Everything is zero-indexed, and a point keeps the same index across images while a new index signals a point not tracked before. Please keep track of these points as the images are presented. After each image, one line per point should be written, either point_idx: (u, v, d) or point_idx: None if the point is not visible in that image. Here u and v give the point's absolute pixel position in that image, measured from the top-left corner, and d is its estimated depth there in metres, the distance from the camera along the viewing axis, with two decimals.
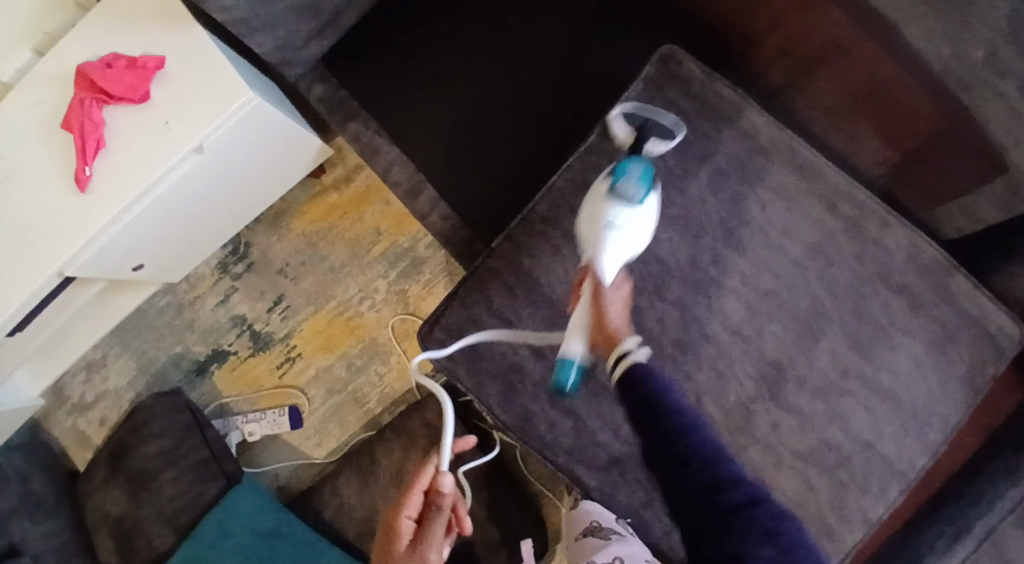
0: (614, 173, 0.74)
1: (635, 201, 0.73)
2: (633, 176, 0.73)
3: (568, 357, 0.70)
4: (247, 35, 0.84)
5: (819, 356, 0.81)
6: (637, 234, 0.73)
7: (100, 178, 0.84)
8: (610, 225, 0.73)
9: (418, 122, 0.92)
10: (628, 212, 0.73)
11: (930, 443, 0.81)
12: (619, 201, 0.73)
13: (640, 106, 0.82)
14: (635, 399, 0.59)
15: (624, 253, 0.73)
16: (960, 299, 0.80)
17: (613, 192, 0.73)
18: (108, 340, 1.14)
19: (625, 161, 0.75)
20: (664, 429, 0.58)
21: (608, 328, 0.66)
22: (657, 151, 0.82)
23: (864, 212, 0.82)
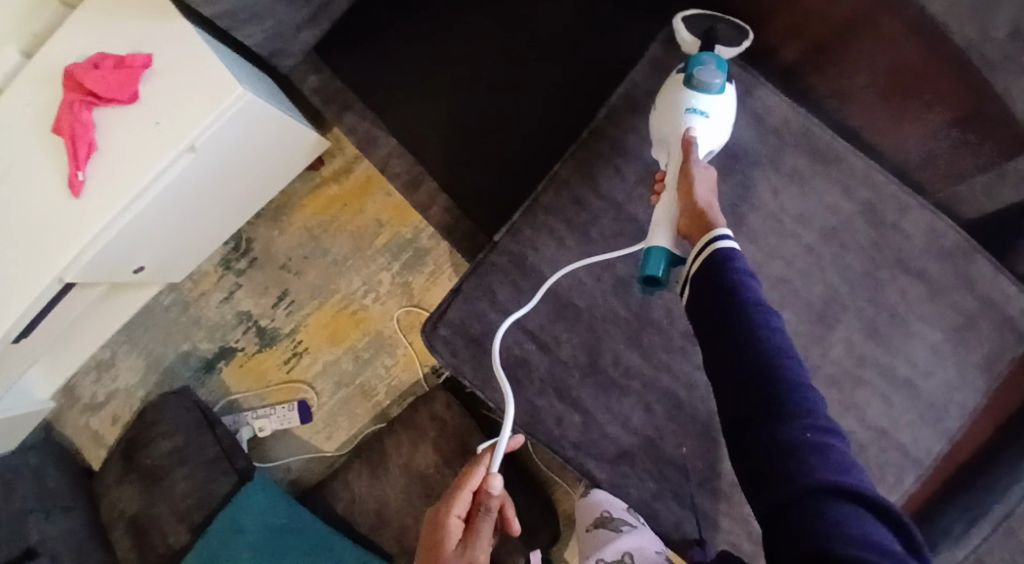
0: (690, 64, 0.74)
1: (715, 88, 0.73)
2: (712, 65, 0.73)
3: (656, 247, 0.68)
4: (235, 27, 0.82)
5: (833, 346, 0.78)
6: (717, 121, 0.73)
7: (93, 182, 0.83)
8: (692, 113, 0.73)
9: (416, 112, 0.89)
10: (708, 98, 0.73)
11: (947, 430, 0.78)
12: (698, 89, 0.73)
13: (707, 12, 0.80)
14: (721, 274, 0.59)
15: (703, 142, 0.73)
16: (978, 282, 0.77)
17: (691, 81, 0.73)
18: (117, 338, 1.13)
19: (700, 53, 0.75)
20: (743, 316, 0.56)
21: (695, 205, 0.66)
22: (728, 54, 0.78)
23: (878, 194, 0.78)
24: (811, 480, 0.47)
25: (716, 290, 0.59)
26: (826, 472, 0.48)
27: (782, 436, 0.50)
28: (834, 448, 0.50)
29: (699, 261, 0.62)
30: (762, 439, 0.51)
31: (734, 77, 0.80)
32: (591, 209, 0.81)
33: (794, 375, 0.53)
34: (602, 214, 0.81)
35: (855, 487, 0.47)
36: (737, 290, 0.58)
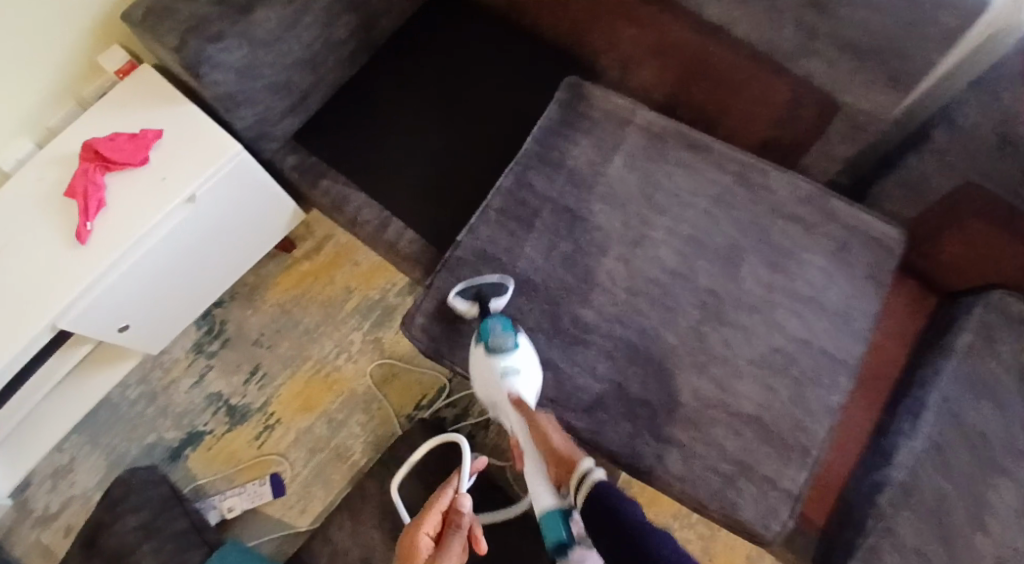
0: (482, 335, 0.86)
1: (511, 347, 0.86)
2: (498, 329, 0.86)
3: (547, 511, 0.78)
4: (232, 109, 1.01)
5: (745, 279, 0.94)
6: (528, 371, 0.86)
7: (99, 232, 0.94)
8: (507, 374, 0.85)
9: (380, 169, 1.09)
10: (513, 357, 0.85)
11: (859, 333, 0.92)
12: (500, 353, 0.85)
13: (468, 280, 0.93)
14: (608, 511, 0.71)
15: (527, 394, 0.85)
16: (842, 216, 0.96)
17: (490, 348, 0.86)
18: (77, 442, 1.11)
19: (486, 321, 0.88)
20: (642, 550, 0.67)
21: (559, 453, 0.79)
22: (498, 307, 0.92)
23: (747, 167, 0.99)
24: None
25: (613, 528, 0.70)
26: None
27: None
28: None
29: (582, 497, 0.74)
30: None
31: (623, 101, 1.04)
32: (531, 206, 0.99)
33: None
34: (542, 208, 0.99)
35: None
36: (626, 522, 0.70)
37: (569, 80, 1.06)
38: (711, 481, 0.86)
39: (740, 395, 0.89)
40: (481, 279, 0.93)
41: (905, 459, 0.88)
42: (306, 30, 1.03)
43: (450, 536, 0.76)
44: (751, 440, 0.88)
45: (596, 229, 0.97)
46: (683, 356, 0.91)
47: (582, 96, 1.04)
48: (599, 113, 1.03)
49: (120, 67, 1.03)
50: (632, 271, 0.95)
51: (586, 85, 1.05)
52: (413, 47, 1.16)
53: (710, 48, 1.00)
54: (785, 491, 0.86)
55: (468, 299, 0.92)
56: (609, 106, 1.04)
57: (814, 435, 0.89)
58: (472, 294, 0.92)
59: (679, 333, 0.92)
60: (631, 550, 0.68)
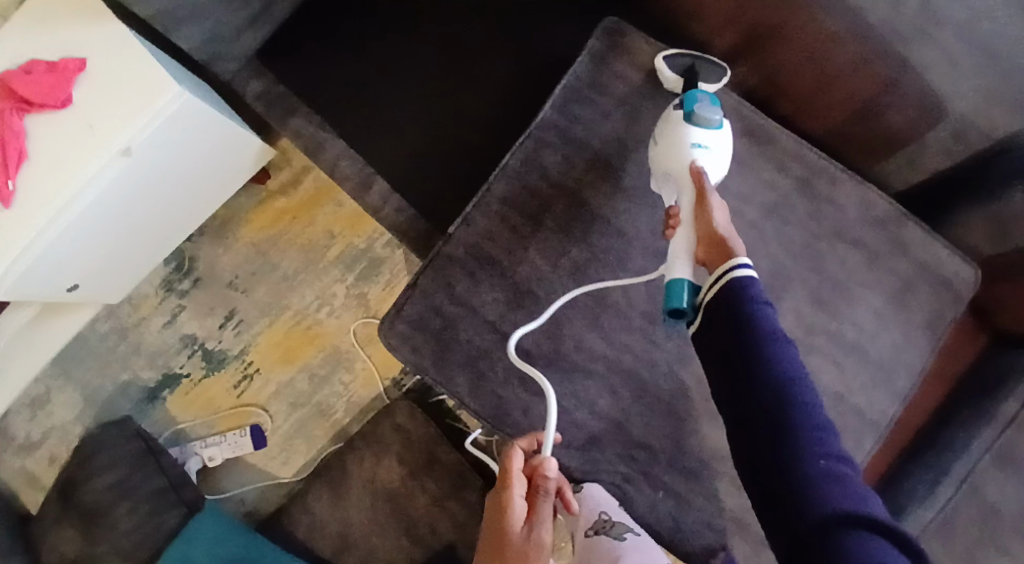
0: (687, 102, 0.75)
1: (714, 125, 0.74)
2: (708, 103, 0.74)
3: (676, 279, 0.67)
4: (174, 28, 0.80)
5: (784, 315, 0.80)
6: (720, 155, 0.74)
7: (24, 192, 0.78)
8: (694, 145, 0.73)
9: (370, 112, 0.90)
10: (708, 134, 0.74)
11: (900, 391, 0.81)
12: (698, 125, 0.74)
13: (684, 51, 0.83)
14: (735, 310, 0.62)
15: (708, 174, 0.73)
16: (912, 248, 0.81)
17: (692, 117, 0.74)
18: (51, 373, 1.07)
19: (693, 91, 0.76)
20: (754, 346, 0.60)
21: (716, 234, 0.67)
22: (710, 87, 0.80)
23: (813, 170, 0.82)
24: (837, 509, 0.51)
25: (732, 320, 0.62)
26: (843, 494, 0.52)
27: (805, 468, 0.54)
28: (830, 436, 0.57)
29: (723, 286, 0.64)
30: (780, 475, 0.55)
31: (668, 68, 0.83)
32: (542, 197, 0.83)
33: (791, 405, 0.57)
34: (554, 200, 0.83)
35: (864, 506, 0.52)
36: (754, 323, 0.61)
37: (608, 22, 0.85)
38: (703, 533, 0.80)
39: None
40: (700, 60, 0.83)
41: (912, 528, 0.81)
42: None
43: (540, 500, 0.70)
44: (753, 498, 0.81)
45: (618, 235, 0.82)
46: (695, 400, 0.82)
47: (622, 49, 0.84)
48: (643, 76, 0.84)
49: None
50: (653, 292, 0.82)
51: (629, 35, 0.85)
52: None
53: (780, 8, 0.77)
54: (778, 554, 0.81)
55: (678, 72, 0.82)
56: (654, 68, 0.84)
57: None
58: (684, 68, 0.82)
59: (696, 374, 0.82)
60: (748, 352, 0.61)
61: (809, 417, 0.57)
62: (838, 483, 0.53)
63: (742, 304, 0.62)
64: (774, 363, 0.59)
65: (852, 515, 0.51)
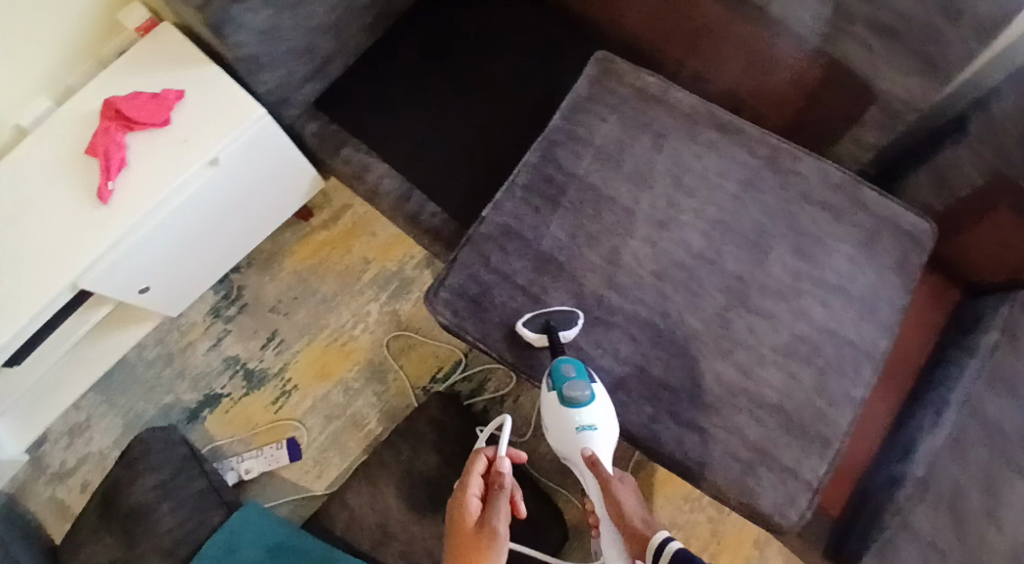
0: (557, 383, 0.85)
1: (587, 398, 0.84)
2: (575, 378, 0.84)
3: None
4: (255, 71, 1.00)
5: (774, 266, 0.93)
6: (606, 427, 0.84)
7: (121, 192, 0.94)
8: (584, 429, 0.84)
9: (406, 138, 1.08)
10: (588, 411, 0.84)
11: (886, 325, 0.92)
12: (577, 404, 0.84)
13: (536, 312, 0.91)
14: None
15: (602, 451, 0.85)
16: (873, 205, 0.96)
17: (568, 401, 0.83)
18: (93, 401, 1.13)
19: (557, 366, 0.85)
20: None
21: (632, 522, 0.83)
22: (568, 336, 0.90)
23: (778, 152, 0.98)
24: None
25: None
26: None
27: None
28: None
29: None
30: None
31: (650, 83, 1.02)
32: (557, 183, 0.98)
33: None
34: (568, 185, 0.98)
35: None
36: None
37: (598, 55, 1.04)
38: (730, 466, 0.86)
39: (764, 383, 0.89)
40: (551, 309, 0.91)
41: (925, 456, 0.88)
42: None
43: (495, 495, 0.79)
44: (773, 428, 0.87)
45: (623, 210, 0.96)
46: (707, 342, 0.90)
47: (613, 71, 1.03)
48: (631, 91, 1.02)
49: (141, 25, 1.02)
50: (659, 253, 0.94)
51: (616, 61, 1.04)
52: (430, 15, 1.15)
53: (735, 24, 0.98)
54: (804, 482, 0.86)
55: (536, 329, 0.90)
56: (639, 84, 1.03)
57: (837, 425, 0.88)
58: (541, 324, 0.90)
59: (703, 318, 0.91)
60: None
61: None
62: None
63: None
64: None
65: None
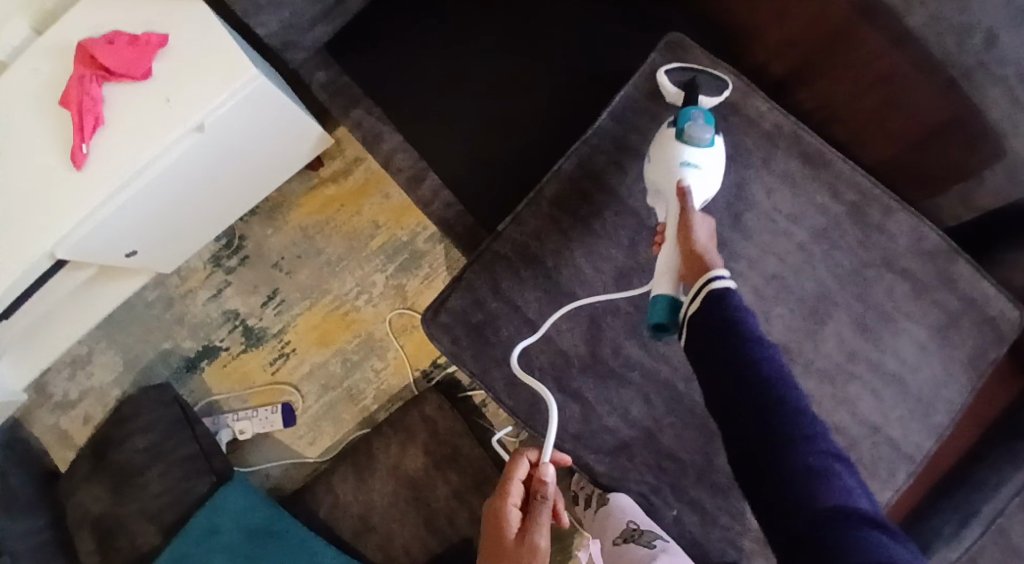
0: (680, 119, 0.76)
1: (706, 143, 0.75)
2: (700, 120, 0.76)
3: (658, 294, 0.70)
4: (252, 14, 0.82)
5: (826, 340, 0.81)
6: (710, 174, 0.75)
7: (97, 156, 0.82)
8: (685, 165, 0.75)
9: (430, 105, 0.91)
10: (699, 152, 0.75)
11: (935, 426, 0.81)
12: (690, 142, 0.75)
13: (686, 65, 0.83)
14: (715, 316, 0.62)
15: (697, 193, 0.74)
16: (960, 284, 0.81)
17: (683, 135, 0.76)
18: (95, 335, 1.11)
19: (686, 109, 0.77)
20: (742, 355, 0.59)
21: (693, 250, 0.67)
22: (709, 103, 0.80)
23: (867, 197, 0.82)
24: (834, 514, 0.50)
25: (717, 326, 0.61)
26: (833, 499, 0.51)
27: (801, 468, 0.53)
28: (842, 477, 0.53)
29: (698, 301, 0.64)
30: (777, 471, 0.54)
31: (726, 85, 0.84)
32: (594, 203, 0.84)
33: (810, 448, 0.54)
34: (605, 207, 0.84)
35: (855, 507, 0.51)
36: (736, 326, 0.61)
37: (670, 37, 0.85)
38: (724, 553, 0.81)
39: None
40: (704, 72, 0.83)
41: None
42: None
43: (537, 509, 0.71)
44: None
45: None
46: None
47: (683, 63, 0.84)
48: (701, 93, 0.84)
49: None
50: None
51: (691, 50, 0.85)
52: None
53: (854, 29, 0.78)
54: None
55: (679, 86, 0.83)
56: (714, 85, 0.84)
57: None
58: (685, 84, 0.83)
59: None
60: (731, 358, 0.59)
61: (823, 461, 0.54)
62: (825, 483, 0.52)
63: (723, 314, 0.62)
64: (766, 367, 0.58)
65: (861, 527, 0.50)
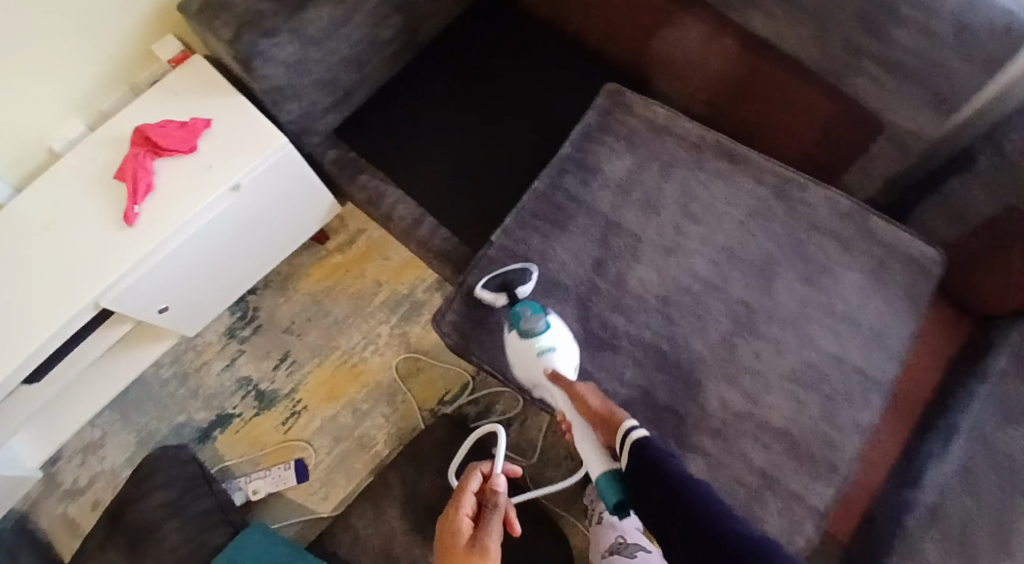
0: (515, 321, 0.89)
1: (544, 327, 0.88)
2: (529, 313, 0.89)
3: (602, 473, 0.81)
4: (281, 102, 1.01)
5: (779, 293, 0.94)
6: (564, 346, 0.89)
7: (146, 215, 0.96)
8: (545, 352, 0.88)
9: (420, 162, 1.09)
10: (546, 336, 0.88)
11: (892, 351, 0.93)
12: (533, 335, 0.88)
13: (492, 273, 0.94)
14: (648, 468, 0.74)
15: (565, 368, 0.88)
16: (879, 235, 0.96)
17: (524, 333, 0.88)
18: (109, 418, 1.15)
19: (516, 308, 0.91)
20: (680, 498, 0.70)
21: (603, 416, 0.82)
22: (526, 291, 0.93)
23: (785, 181, 1.00)
24: None
25: (651, 479, 0.73)
26: None
27: None
28: None
29: (626, 452, 0.77)
30: None
31: (659, 113, 1.03)
32: (566, 209, 0.99)
33: None
34: (577, 212, 0.99)
35: None
36: (667, 475, 0.73)
37: (609, 87, 1.06)
38: (733, 491, 0.87)
39: (770, 409, 0.90)
40: (504, 269, 0.94)
41: (933, 483, 0.92)
42: (356, 29, 1.02)
43: (490, 513, 0.73)
44: (779, 453, 0.88)
45: (631, 235, 0.98)
46: (713, 366, 0.91)
47: (623, 102, 1.04)
48: (643, 123, 1.03)
49: (172, 57, 1.05)
50: (666, 279, 0.95)
51: (628, 93, 1.06)
52: (448, 47, 1.17)
53: (748, 55, 0.99)
54: (810, 506, 0.87)
55: (494, 289, 0.94)
56: (650, 115, 1.03)
57: (841, 450, 0.89)
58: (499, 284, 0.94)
59: (709, 343, 0.92)
60: (676, 506, 0.70)
61: None
62: None
63: (652, 467, 0.74)
64: (700, 501, 0.70)
65: None
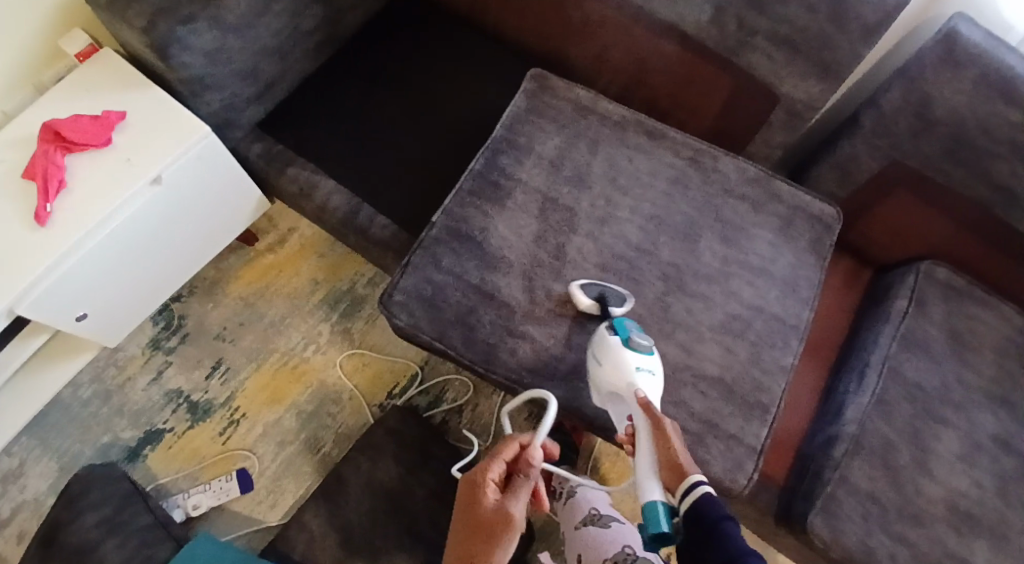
0: (622, 330, 0.87)
1: (648, 350, 0.87)
2: (638, 330, 0.87)
3: (650, 502, 0.75)
4: (199, 92, 1.00)
5: (703, 253, 1.01)
6: (657, 377, 0.86)
7: (60, 214, 0.91)
8: (637, 372, 0.84)
9: (351, 154, 1.09)
10: (646, 358, 0.86)
11: (805, 298, 1.01)
12: (640, 349, 0.86)
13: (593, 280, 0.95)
14: (706, 528, 0.70)
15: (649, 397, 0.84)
16: (784, 196, 1.06)
17: (630, 344, 0.86)
18: (26, 446, 1.10)
19: (620, 319, 0.89)
20: None
21: (676, 456, 0.77)
22: (618, 311, 0.94)
23: (699, 152, 1.08)
24: None
25: (705, 542, 0.70)
26: None
27: None
28: None
29: (686, 503, 0.73)
30: None
31: (581, 96, 1.10)
32: (505, 188, 1.02)
33: None
34: (514, 188, 1.02)
35: None
36: (723, 545, 0.68)
37: (533, 72, 1.12)
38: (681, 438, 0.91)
39: (704, 358, 0.95)
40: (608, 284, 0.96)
41: (853, 413, 0.98)
42: (276, 18, 1.02)
43: (519, 483, 0.73)
44: (716, 399, 0.93)
45: (565, 208, 1.02)
46: (651, 323, 0.96)
47: (547, 85, 1.10)
48: (568, 103, 1.09)
49: (81, 51, 1.01)
50: (601, 247, 1.00)
51: (551, 79, 1.12)
52: (368, 45, 1.19)
53: (652, 39, 1.07)
54: (747, 446, 0.92)
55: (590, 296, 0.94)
56: (572, 97, 1.10)
57: (772, 391, 0.95)
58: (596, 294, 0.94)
59: (646, 303, 0.97)
60: None
61: None
62: None
63: (709, 529, 0.70)
64: None
65: None
